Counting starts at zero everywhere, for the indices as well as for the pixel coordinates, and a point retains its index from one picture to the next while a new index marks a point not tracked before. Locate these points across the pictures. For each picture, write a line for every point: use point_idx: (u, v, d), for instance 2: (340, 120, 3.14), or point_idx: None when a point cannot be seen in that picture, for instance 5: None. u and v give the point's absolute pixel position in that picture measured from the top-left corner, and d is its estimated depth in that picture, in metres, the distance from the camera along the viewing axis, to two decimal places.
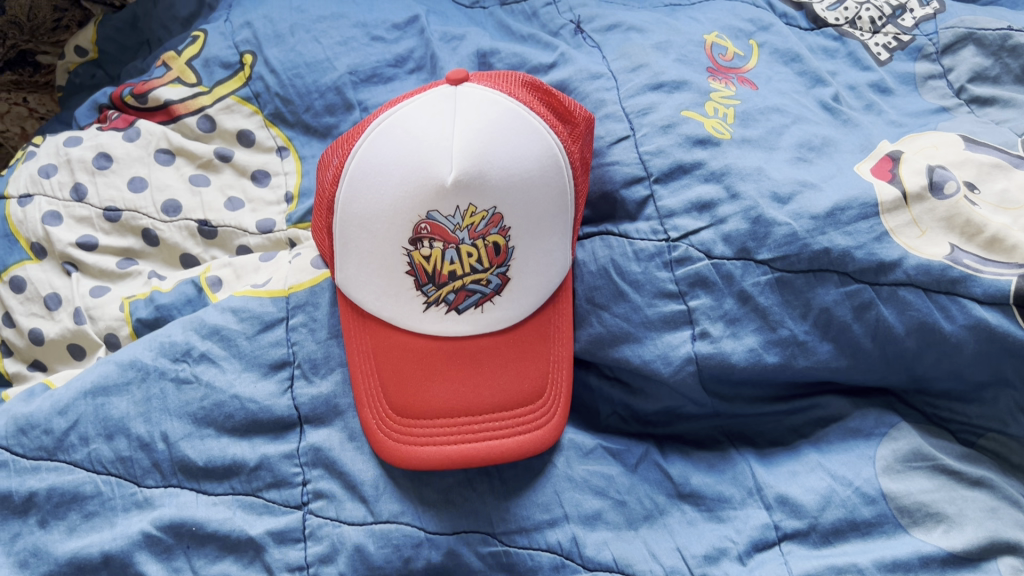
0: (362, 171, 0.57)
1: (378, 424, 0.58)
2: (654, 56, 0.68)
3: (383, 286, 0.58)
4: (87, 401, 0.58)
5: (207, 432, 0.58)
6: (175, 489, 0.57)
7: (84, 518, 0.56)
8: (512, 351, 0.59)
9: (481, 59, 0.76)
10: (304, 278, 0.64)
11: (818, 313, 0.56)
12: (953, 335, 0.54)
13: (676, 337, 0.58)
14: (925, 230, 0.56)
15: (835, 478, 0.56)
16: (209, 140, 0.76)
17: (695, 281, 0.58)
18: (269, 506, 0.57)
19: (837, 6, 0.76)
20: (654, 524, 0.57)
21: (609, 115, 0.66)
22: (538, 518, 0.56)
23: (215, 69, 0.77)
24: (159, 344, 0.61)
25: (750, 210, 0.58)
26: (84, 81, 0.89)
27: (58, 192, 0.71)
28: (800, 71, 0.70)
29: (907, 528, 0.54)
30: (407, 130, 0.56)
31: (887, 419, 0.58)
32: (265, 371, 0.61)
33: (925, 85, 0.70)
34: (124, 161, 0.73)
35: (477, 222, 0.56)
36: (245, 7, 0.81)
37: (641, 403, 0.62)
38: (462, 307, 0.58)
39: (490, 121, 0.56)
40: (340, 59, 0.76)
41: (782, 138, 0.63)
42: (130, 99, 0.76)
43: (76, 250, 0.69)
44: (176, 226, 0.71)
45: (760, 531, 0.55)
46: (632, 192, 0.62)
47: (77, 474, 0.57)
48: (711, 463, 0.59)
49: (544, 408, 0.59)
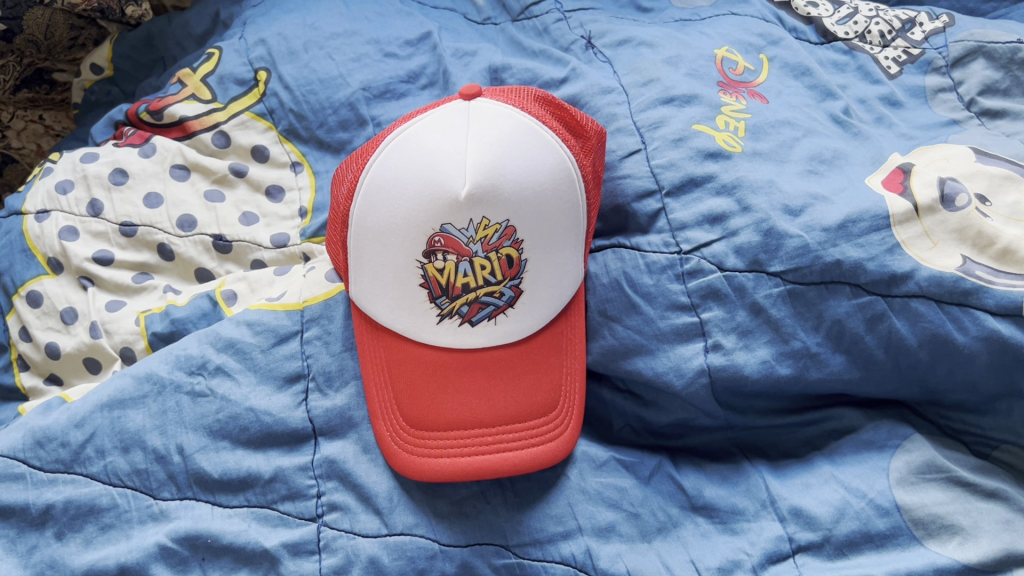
0: (376, 184, 0.57)
1: (392, 436, 0.58)
2: (665, 71, 0.69)
3: (397, 298, 0.59)
4: (104, 414, 0.59)
5: (222, 444, 0.58)
6: (190, 501, 0.57)
7: (100, 530, 0.56)
8: (525, 364, 0.60)
9: (493, 75, 0.76)
10: (318, 291, 0.65)
11: (830, 324, 0.57)
12: (966, 346, 0.54)
13: (689, 349, 0.58)
14: (936, 242, 0.56)
15: (849, 490, 0.56)
16: (224, 156, 0.76)
17: (707, 294, 0.58)
18: (283, 518, 0.57)
19: (847, 20, 0.77)
20: (667, 536, 0.56)
21: (620, 129, 0.66)
22: (552, 530, 0.56)
23: (230, 86, 0.78)
24: (175, 357, 0.61)
25: (762, 223, 0.58)
26: (99, 98, 0.90)
27: (75, 207, 0.72)
28: (811, 84, 0.71)
29: (922, 540, 0.53)
30: (420, 144, 0.57)
31: (900, 431, 0.58)
32: (279, 384, 0.61)
33: (936, 98, 0.70)
34: (140, 176, 0.73)
35: (490, 235, 0.56)
36: (259, 25, 0.82)
37: (654, 415, 0.62)
38: (475, 319, 0.58)
39: (503, 136, 0.57)
40: (353, 75, 0.77)
41: (793, 151, 0.63)
42: (146, 116, 0.77)
43: (93, 265, 0.70)
44: (191, 241, 0.72)
45: (774, 543, 0.55)
46: (644, 205, 0.63)
47: (93, 486, 0.57)
48: (724, 476, 0.59)
49: (556, 421, 0.59)
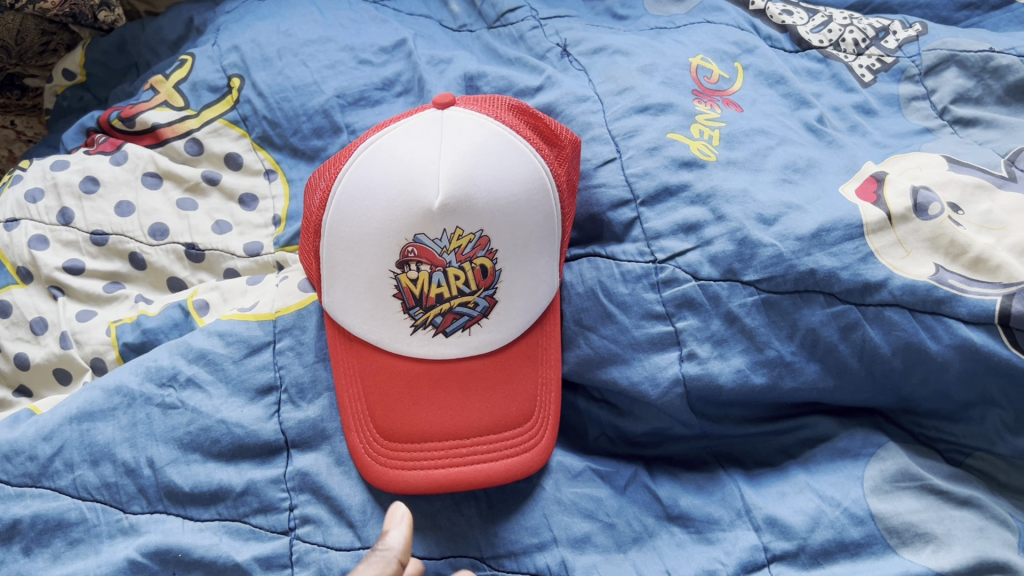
0: (349, 195, 0.57)
1: (365, 448, 0.57)
2: (640, 79, 0.68)
3: (370, 309, 0.58)
4: (73, 426, 0.58)
5: (193, 457, 0.58)
6: (161, 515, 0.56)
7: (68, 545, 0.55)
8: (500, 374, 0.59)
9: (468, 82, 0.75)
10: (291, 301, 0.64)
11: (804, 333, 0.57)
12: (940, 355, 0.54)
13: (664, 358, 0.58)
14: (909, 251, 0.57)
15: (823, 499, 0.56)
16: (197, 163, 0.76)
17: (682, 302, 0.58)
18: (255, 531, 0.56)
19: (821, 29, 0.77)
20: (643, 547, 0.56)
21: (595, 138, 0.66)
22: (527, 542, 0.56)
23: (203, 93, 0.77)
24: (145, 368, 0.61)
25: (736, 232, 0.58)
26: (71, 104, 0.89)
27: (45, 216, 0.71)
28: (786, 93, 0.71)
29: (896, 549, 0.53)
30: (392, 154, 0.56)
31: (874, 439, 0.58)
32: (251, 396, 0.60)
33: (909, 106, 0.71)
34: (112, 184, 0.73)
35: (464, 245, 0.56)
36: (233, 31, 0.81)
37: (629, 425, 0.62)
38: (449, 330, 0.58)
39: (476, 145, 0.57)
40: (328, 82, 0.76)
41: (768, 159, 0.63)
42: (118, 122, 0.76)
43: (63, 274, 0.69)
44: (163, 250, 0.71)
45: (749, 553, 0.55)
46: (619, 214, 0.63)
47: (61, 501, 0.56)
48: (699, 485, 0.59)
49: (532, 431, 0.58)
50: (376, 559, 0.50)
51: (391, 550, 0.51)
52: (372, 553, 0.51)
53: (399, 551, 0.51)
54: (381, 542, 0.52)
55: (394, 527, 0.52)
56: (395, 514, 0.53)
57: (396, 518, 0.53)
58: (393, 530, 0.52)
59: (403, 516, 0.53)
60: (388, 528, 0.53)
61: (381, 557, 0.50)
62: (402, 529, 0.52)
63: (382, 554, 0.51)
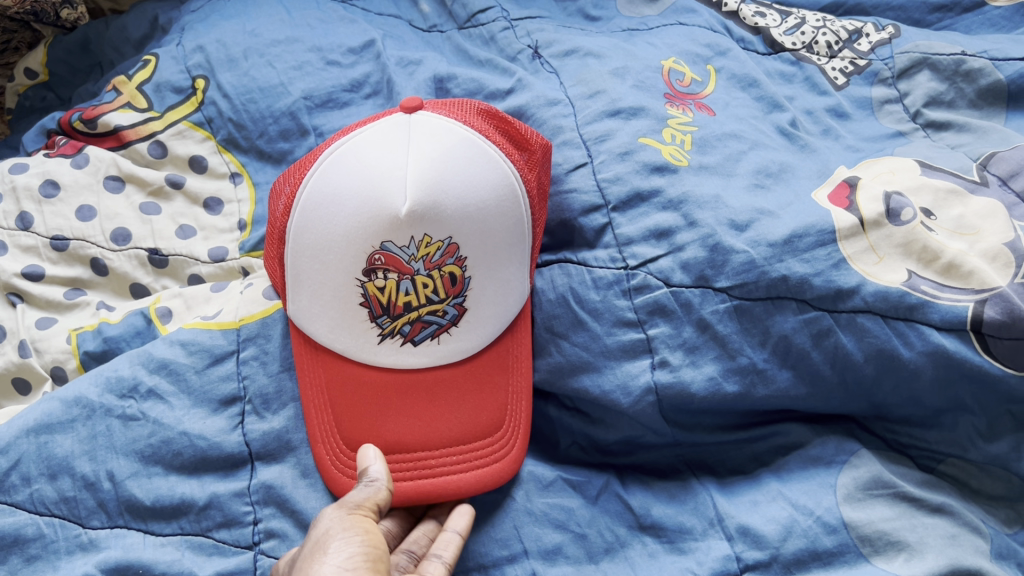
0: (314, 201, 0.55)
1: (332, 460, 0.57)
2: (611, 82, 0.68)
3: (336, 318, 0.57)
4: (30, 439, 0.56)
5: (155, 470, 0.56)
6: (122, 530, 0.55)
7: (26, 562, 0.53)
8: (470, 383, 0.58)
9: (438, 84, 0.74)
10: (256, 309, 0.63)
11: (776, 340, 0.56)
12: (912, 362, 0.54)
13: (635, 366, 0.57)
14: (882, 257, 0.56)
15: (796, 508, 0.55)
16: (161, 166, 0.74)
17: (653, 309, 0.57)
18: (218, 546, 0.55)
19: (794, 31, 0.77)
20: (615, 557, 0.56)
21: (566, 142, 0.65)
22: (498, 554, 0.55)
23: (167, 94, 0.76)
24: (105, 379, 0.59)
25: (708, 238, 0.57)
26: (34, 104, 0.87)
27: (3, 221, 0.69)
28: (758, 96, 0.70)
29: (869, 558, 0.53)
30: (359, 160, 0.55)
31: (847, 446, 0.58)
32: (214, 407, 0.59)
33: (881, 110, 0.70)
34: (73, 188, 0.71)
35: (432, 253, 0.55)
36: (198, 31, 0.80)
37: (601, 433, 0.61)
38: (418, 339, 0.57)
39: (444, 151, 0.55)
40: (295, 84, 0.75)
41: (740, 164, 0.62)
42: (80, 125, 0.75)
43: (22, 280, 0.67)
44: (125, 255, 0.69)
45: (721, 562, 0.54)
46: (590, 220, 0.62)
47: (18, 516, 0.54)
48: (672, 494, 0.58)
49: (501, 441, 0.58)
50: (366, 490, 0.51)
51: (378, 481, 0.52)
52: (360, 486, 0.52)
53: (386, 481, 0.52)
54: (365, 476, 0.52)
55: (372, 463, 0.53)
56: (366, 453, 0.54)
57: (370, 456, 0.54)
58: (372, 465, 0.53)
59: (376, 452, 0.54)
60: (366, 465, 0.53)
61: (371, 487, 0.51)
62: (381, 462, 0.53)
63: (370, 485, 0.51)
